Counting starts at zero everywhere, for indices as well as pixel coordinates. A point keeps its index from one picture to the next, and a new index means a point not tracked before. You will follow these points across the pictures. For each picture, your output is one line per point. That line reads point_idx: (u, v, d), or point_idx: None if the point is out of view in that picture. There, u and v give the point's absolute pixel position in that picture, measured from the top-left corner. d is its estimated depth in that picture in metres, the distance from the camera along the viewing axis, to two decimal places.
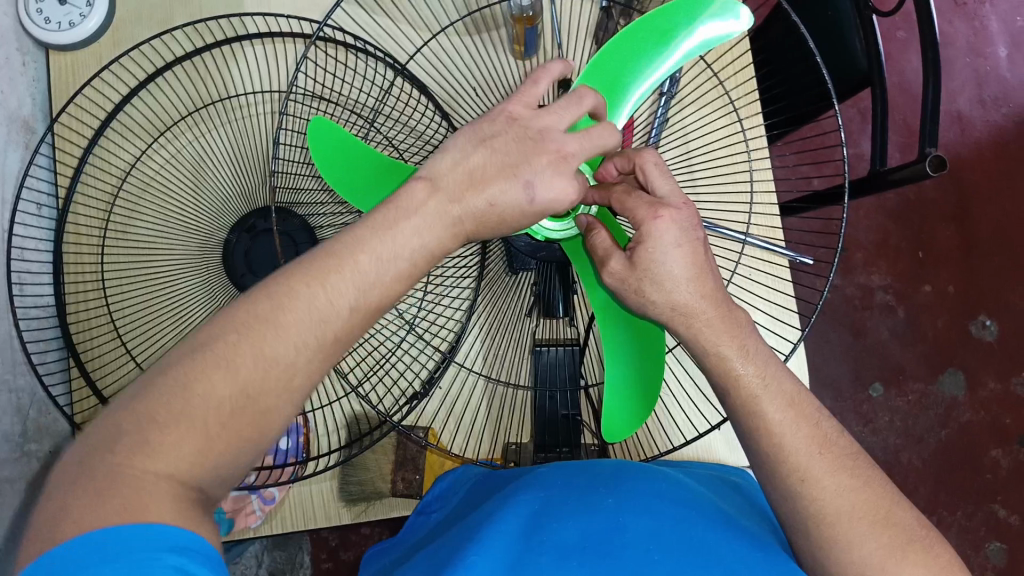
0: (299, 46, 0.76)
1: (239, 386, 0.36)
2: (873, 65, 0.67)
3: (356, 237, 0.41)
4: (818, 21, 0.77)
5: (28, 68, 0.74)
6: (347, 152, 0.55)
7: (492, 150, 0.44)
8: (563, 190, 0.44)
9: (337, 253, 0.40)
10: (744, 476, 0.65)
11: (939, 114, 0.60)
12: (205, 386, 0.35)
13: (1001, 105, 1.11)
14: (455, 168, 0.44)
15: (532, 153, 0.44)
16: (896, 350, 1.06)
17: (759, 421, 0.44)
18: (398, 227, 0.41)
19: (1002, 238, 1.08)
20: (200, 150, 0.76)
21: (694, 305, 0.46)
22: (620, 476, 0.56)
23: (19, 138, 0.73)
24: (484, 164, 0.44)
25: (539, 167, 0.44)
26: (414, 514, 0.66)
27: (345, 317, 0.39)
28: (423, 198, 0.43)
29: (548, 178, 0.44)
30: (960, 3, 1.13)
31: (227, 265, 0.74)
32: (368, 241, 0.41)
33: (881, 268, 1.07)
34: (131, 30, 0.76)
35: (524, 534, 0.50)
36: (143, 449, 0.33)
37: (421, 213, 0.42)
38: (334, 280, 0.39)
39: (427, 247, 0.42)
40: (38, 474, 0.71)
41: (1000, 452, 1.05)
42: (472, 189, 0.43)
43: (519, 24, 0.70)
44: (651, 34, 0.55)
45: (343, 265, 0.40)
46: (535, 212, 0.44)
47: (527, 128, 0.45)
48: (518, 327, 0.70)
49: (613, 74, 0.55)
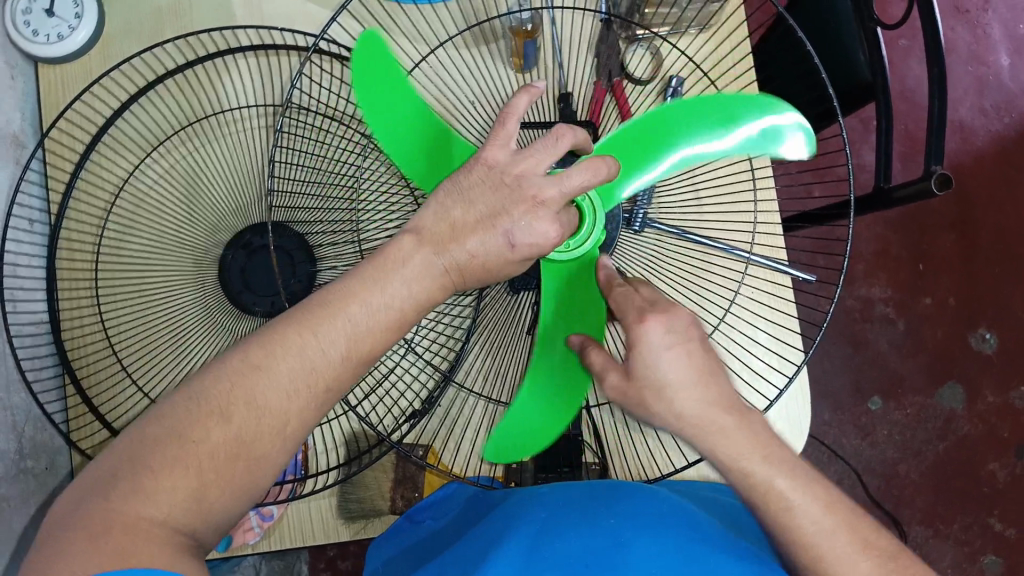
0: (294, 59, 0.74)
1: (235, 432, 0.37)
2: (877, 76, 0.66)
3: (354, 293, 0.41)
4: (821, 33, 0.75)
5: (16, 83, 0.72)
6: (392, 83, 0.54)
7: (472, 196, 0.45)
8: (544, 233, 0.44)
9: (334, 308, 0.40)
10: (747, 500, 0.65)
11: (945, 124, 0.59)
12: (201, 434, 0.37)
13: (1003, 114, 1.10)
14: (440, 220, 0.44)
15: (511, 202, 0.44)
16: (895, 361, 1.06)
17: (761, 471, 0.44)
18: (392, 279, 0.42)
19: (1002, 248, 1.08)
20: (193, 164, 0.75)
21: (704, 416, 0.45)
22: (619, 494, 0.56)
23: (9, 154, 0.71)
24: (466, 216, 0.44)
25: (515, 215, 0.44)
26: (403, 518, 0.68)
27: (337, 365, 0.40)
28: (410, 246, 0.43)
29: (526, 226, 0.44)
30: (963, 11, 1.12)
31: (224, 281, 0.74)
32: (364, 298, 0.41)
33: (881, 280, 1.07)
34: (121, 44, 0.75)
35: (527, 553, 0.49)
36: (138, 493, 0.35)
37: (417, 258, 0.43)
38: (326, 330, 0.40)
39: (421, 297, 0.43)
40: (35, 494, 0.71)
41: (998, 465, 1.05)
42: (456, 239, 0.43)
43: (517, 38, 0.69)
44: (714, 113, 0.54)
45: (339, 322, 0.40)
46: (518, 257, 0.45)
47: (506, 175, 0.45)
48: (519, 345, 0.69)
49: (656, 133, 0.55)
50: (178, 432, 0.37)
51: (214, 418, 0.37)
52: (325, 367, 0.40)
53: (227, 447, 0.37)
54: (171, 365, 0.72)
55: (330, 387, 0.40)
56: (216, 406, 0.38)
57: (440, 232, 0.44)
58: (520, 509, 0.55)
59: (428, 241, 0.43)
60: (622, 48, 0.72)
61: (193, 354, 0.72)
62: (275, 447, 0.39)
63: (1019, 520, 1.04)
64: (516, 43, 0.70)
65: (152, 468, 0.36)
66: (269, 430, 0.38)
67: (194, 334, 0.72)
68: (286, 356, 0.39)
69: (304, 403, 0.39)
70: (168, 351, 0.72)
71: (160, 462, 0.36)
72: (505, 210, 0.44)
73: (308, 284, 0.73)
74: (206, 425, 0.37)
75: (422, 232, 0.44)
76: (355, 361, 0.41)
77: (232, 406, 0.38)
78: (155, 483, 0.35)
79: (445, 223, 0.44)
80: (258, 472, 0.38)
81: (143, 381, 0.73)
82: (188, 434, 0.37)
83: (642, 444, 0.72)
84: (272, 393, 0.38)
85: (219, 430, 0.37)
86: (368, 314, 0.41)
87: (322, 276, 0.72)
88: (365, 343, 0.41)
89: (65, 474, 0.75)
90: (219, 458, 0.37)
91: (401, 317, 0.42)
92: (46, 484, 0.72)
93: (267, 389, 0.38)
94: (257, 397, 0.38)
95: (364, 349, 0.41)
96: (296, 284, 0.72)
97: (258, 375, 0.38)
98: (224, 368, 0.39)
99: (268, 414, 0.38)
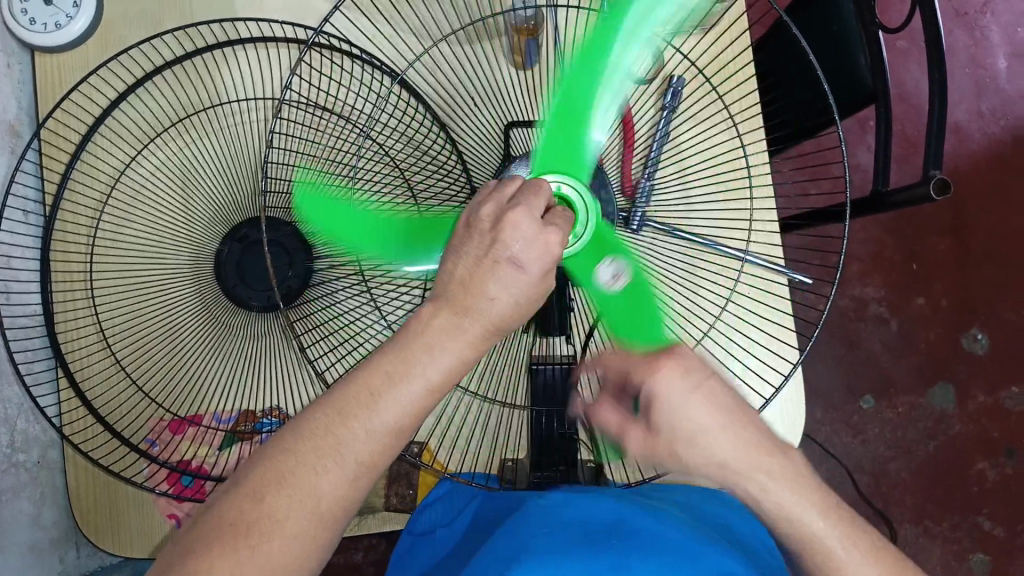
0: (294, 51, 0.74)
1: (265, 510, 0.42)
2: (877, 80, 0.66)
3: (402, 370, 0.44)
4: (819, 34, 0.76)
5: (13, 71, 0.72)
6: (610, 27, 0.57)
7: (471, 253, 0.46)
8: (547, 248, 0.45)
9: (372, 393, 0.43)
10: (736, 506, 0.67)
11: (944, 130, 0.59)
12: (236, 514, 0.41)
13: (999, 118, 1.11)
14: (447, 284, 0.46)
15: (501, 229, 0.45)
16: (887, 361, 1.06)
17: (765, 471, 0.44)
18: (413, 346, 0.44)
19: (997, 250, 1.09)
20: (190, 157, 0.74)
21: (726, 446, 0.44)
22: (620, 508, 0.56)
23: (5, 143, 0.71)
24: (470, 269, 0.45)
25: (512, 243, 0.45)
26: (406, 534, 0.69)
27: (359, 441, 0.43)
28: (432, 311, 0.45)
29: (527, 246, 0.45)
30: (962, 14, 1.12)
31: (218, 274, 0.72)
32: (390, 371, 0.44)
33: (876, 281, 1.07)
34: (119, 33, 0.74)
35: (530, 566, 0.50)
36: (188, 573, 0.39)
37: (434, 324, 0.45)
38: (351, 412, 0.43)
39: (448, 363, 0.44)
40: (26, 487, 0.70)
41: (987, 465, 1.06)
42: (472, 293, 0.45)
43: (520, 34, 0.71)
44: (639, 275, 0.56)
45: (365, 395, 0.43)
46: (537, 278, 0.46)
47: (483, 227, 0.46)
48: (513, 348, 0.69)
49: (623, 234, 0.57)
50: (227, 515, 0.42)
51: (251, 497, 0.42)
52: (354, 451, 0.43)
53: (261, 523, 0.41)
54: (166, 360, 0.72)
55: (358, 462, 0.43)
56: (252, 491, 0.42)
57: (457, 289, 0.45)
58: (521, 521, 0.55)
59: (453, 305, 0.45)
60: (623, 46, 0.71)
61: (190, 351, 0.72)
62: (311, 521, 0.42)
63: (1008, 519, 1.05)
64: (518, 40, 0.72)
65: (197, 552, 0.40)
66: (300, 492, 0.42)
67: (188, 328, 0.72)
68: (312, 438, 0.43)
69: (340, 489, 0.43)
70: (163, 346, 0.72)
71: (204, 540, 0.41)
72: (509, 221, 0.45)
73: (303, 278, 0.72)
74: (240, 505, 0.42)
75: (445, 298, 0.46)
76: (384, 430, 0.43)
77: (264, 489, 0.42)
78: (197, 562, 0.40)
79: (455, 281, 0.46)
80: (291, 540, 0.42)
81: (138, 375, 0.73)
82: (232, 518, 0.41)
83: None
84: (304, 473, 0.42)
85: (252, 509, 0.42)
86: (394, 384, 0.43)
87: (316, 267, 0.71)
88: (392, 418, 0.43)
89: (56, 468, 0.74)
90: (251, 536, 0.41)
91: (433, 390, 0.44)
92: (38, 477, 0.72)
93: (299, 470, 0.42)
94: (287, 476, 0.42)
95: (395, 424, 0.43)
96: (295, 279, 0.72)
97: (291, 466, 0.42)
98: (267, 464, 0.43)
99: (300, 496, 0.42)
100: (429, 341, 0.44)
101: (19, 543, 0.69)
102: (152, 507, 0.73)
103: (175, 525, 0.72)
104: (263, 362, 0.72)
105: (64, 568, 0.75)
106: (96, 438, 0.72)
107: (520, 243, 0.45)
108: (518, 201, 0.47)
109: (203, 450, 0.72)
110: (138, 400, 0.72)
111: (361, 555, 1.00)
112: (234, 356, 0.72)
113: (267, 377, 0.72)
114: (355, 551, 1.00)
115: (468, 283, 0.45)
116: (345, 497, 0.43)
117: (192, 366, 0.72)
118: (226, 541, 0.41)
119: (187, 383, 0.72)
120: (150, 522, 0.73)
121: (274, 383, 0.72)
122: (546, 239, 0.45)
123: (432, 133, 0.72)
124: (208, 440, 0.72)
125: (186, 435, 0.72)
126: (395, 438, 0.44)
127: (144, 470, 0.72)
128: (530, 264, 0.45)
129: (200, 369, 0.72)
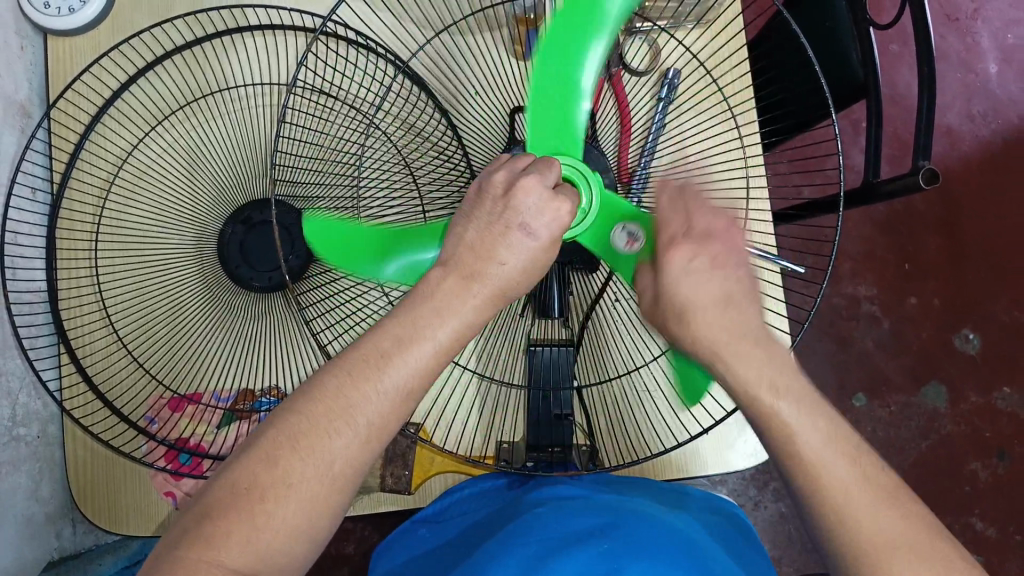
0: (301, 38, 0.76)
1: (279, 472, 0.41)
2: (869, 74, 0.68)
3: (410, 334, 0.45)
4: (816, 31, 0.78)
5: (25, 52, 0.74)
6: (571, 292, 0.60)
7: (480, 222, 0.50)
8: (556, 211, 0.50)
9: (384, 356, 0.44)
10: (728, 509, 0.68)
11: (933, 123, 0.61)
12: (249, 480, 0.41)
13: (990, 121, 1.13)
14: (458, 247, 0.49)
15: (512, 198, 0.49)
16: (880, 360, 1.07)
17: (779, 397, 0.45)
18: (422, 306, 0.46)
19: (987, 251, 1.10)
20: (196, 140, 0.76)
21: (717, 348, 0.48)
22: (622, 515, 0.56)
23: (15, 121, 0.73)
24: (480, 234, 0.49)
25: (524, 209, 0.49)
26: (409, 522, 0.71)
27: (369, 406, 0.43)
28: (442, 275, 0.48)
29: (537, 212, 0.49)
30: (953, 19, 1.15)
31: (222, 254, 0.74)
32: (399, 335, 0.45)
33: (869, 280, 1.09)
34: (128, 18, 0.76)
35: (524, 560, 0.51)
36: (201, 542, 0.39)
37: (443, 289, 0.47)
38: (361, 373, 0.44)
39: (457, 327, 0.47)
40: (25, 460, 0.71)
41: (979, 465, 1.06)
42: (488, 256, 0.49)
43: (522, 25, 0.72)
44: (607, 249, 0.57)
45: (376, 357, 0.44)
46: (545, 243, 0.50)
47: (496, 193, 0.50)
48: (513, 327, 0.70)
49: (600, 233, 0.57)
50: (242, 470, 0.41)
51: (264, 461, 0.42)
52: (367, 415, 0.43)
53: (276, 487, 0.41)
54: (167, 337, 0.73)
55: (369, 424, 0.43)
56: (266, 453, 0.42)
57: (467, 251, 0.49)
58: (521, 526, 0.56)
59: (461, 270, 0.48)
60: (621, 40, 0.75)
61: (191, 328, 0.73)
62: (324, 485, 0.42)
63: (1000, 519, 1.06)
64: (520, 31, 0.74)
65: (212, 518, 0.40)
66: (312, 458, 0.42)
67: (191, 306, 0.73)
68: (322, 400, 0.43)
69: (353, 451, 0.43)
70: (164, 323, 0.74)
71: (216, 508, 0.40)
72: (522, 187, 0.50)
73: (305, 261, 0.74)
74: (255, 470, 0.41)
75: (454, 262, 0.49)
76: (394, 392, 0.44)
77: (278, 451, 0.42)
78: (213, 527, 0.39)
79: (466, 245, 0.49)
80: (297, 505, 0.41)
81: (138, 351, 0.73)
82: (247, 484, 0.41)
83: (632, 428, 0.73)
84: (316, 436, 0.42)
85: (265, 472, 0.41)
86: (403, 347, 0.45)
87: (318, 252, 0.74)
88: (404, 379, 0.44)
89: (55, 442, 0.75)
90: (267, 500, 0.41)
91: (442, 352, 0.46)
92: (37, 452, 0.72)
93: (311, 433, 0.42)
94: (295, 443, 0.42)
95: (399, 386, 0.44)
96: (295, 260, 0.74)
97: (298, 435, 0.42)
98: (278, 429, 0.43)
99: (314, 458, 0.42)
100: (434, 306, 0.47)
101: (14, 517, 0.69)
102: (151, 486, 0.73)
103: (172, 503, 0.73)
104: (264, 342, 0.73)
105: (60, 543, 0.76)
106: (95, 413, 0.73)
107: (531, 209, 0.49)
108: (529, 170, 0.51)
109: (201, 428, 0.73)
110: (139, 377, 0.73)
111: (354, 545, 1.00)
112: (235, 335, 0.73)
113: (269, 357, 0.73)
114: (346, 542, 1.00)
115: (479, 247, 0.49)
116: (354, 464, 0.43)
117: (193, 344, 0.73)
118: (243, 504, 0.40)
119: (188, 361, 0.73)
120: (145, 498, 0.73)
121: (275, 363, 0.73)
122: (557, 206, 0.50)
123: (434, 119, 0.74)
124: (207, 418, 0.73)
125: (185, 413, 0.73)
126: (405, 407, 0.45)
127: (143, 446, 0.73)
128: (540, 231, 0.49)
129: (202, 348, 0.73)
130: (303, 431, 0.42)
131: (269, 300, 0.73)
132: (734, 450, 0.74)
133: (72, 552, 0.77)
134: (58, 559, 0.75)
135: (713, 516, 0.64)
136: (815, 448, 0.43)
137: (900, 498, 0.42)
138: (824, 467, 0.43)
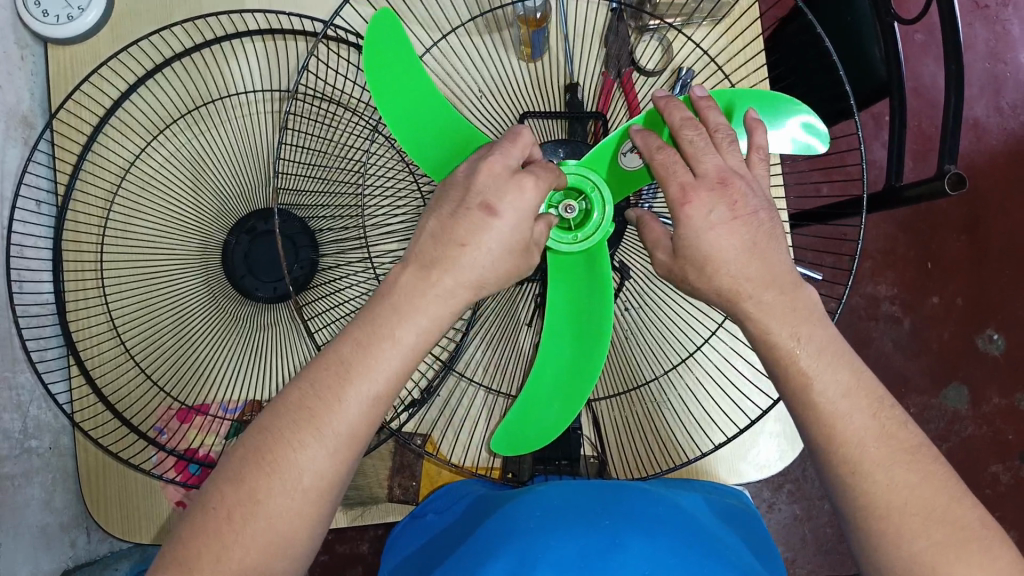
0: (302, 44, 0.75)
1: (248, 489, 0.39)
2: (891, 73, 0.64)
3: (370, 337, 0.43)
4: (836, 25, 0.75)
5: (26, 62, 0.74)
6: (563, 374, 0.54)
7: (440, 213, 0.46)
8: (527, 212, 0.45)
9: (344, 364, 0.42)
10: (741, 500, 0.67)
11: (962, 126, 0.57)
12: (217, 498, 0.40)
13: (1020, 113, 1.09)
14: (431, 248, 0.45)
15: (476, 174, 0.45)
16: (900, 361, 1.05)
17: (801, 344, 0.44)
18: (381, 309, 0.44)
19: (1014, 249, 1.07)
20: (199, 148, 0.75)
21: (739, 287, 0.46)
22: (619, 491, 0.59)
23: (18, 133, 0.72)
24: (438, 225, 0.45)
25: (486, 185, 0.45)
26: (410, 520, 0.69)
27: (348, 420, 0.41)
28: (399, 273, 0.45)
29: (502, 192, 0.45)
30: (982, 7, 1.11)
31: (226, 267, 0.74)
32: (364, 345, 0.43)
33: (889, 279, 1.06)
34: (130, 25, 0.75)
35: (529, 546, 0.52)
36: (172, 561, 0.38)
37: (403, 289, 0.44)
38: (330, 390, 0.41)
39: (426, 333, 0.44)
40: (38, 471, 0.71)
41: (1001, 468, 1.05)
42: (455, 262, 0.44)
43: (527, 26, 0.68)
44: (578, 355, 0.54)
45: (336, 366, 0.42)
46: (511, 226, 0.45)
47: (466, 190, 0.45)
48: (516, 339, 0.68)
49: (572, 306, 0.55)
50: (219, 480, 0.40)
51: (233, 479, 0.40)
52: (349, 423, 0.41)
53: (246, 505, 0.39)
54: (174, 348, 0.73)
55: (338, 435, 0.41)
56: (232, 472, 0.40)
57: (428, 242, 0.45)
58: (523, 501, 0.58)
59: (419, 261, 0.45)
60: (632, 38, 0.72)
61: (197, 340, 0.73)
62: (298, 501, 0.40)
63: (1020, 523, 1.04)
64: (524, 31, 0.69)
65: (184, 540, 0.39)
66: (281, 469, 0.40)
67: (198, 317, 0.73)
68: (289, 414, 0.41)
69: (323, 466, 0.41)
70: (171, 334, 0.73)
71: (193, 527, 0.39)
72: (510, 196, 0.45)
73: (309, 271, 0.72)
74: (223, 491, 0.40)
75: (412, 253, 0.45)
76: (366, 400, 0.42)
77: (246, 468, 0.40)
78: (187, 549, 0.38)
79: (424, 237, 0.45)
80: (275, 518, 0.40)
81: (145, 362, 0.73)
82: (216, 504, 0.39)
83: (642, 441, 0.71)
84: (284, 450, 0.40)
85: (232, 492, 0.40)
86: (363, 354, 0.42)
87: (323, 263, 0.72)
88: (372, 397, 0.42)
89: (68, 453, 0.76)
90: (235, 521, 0.39)
91: (409, 358, 0.44)
92: (50, 463, 0.73)
93: (277, 447, 0.40)
94: (267, 454, 0.40)
95: (380, 391, 0.42)
96: (299, 270, 0.73)
97: (272, 441, 0.40)
98: (246, 449, 0.41)
99: (283, 476, 0.40)
100: (395, 304, 0.44)
101: (28, 526, 0.70)
102: (161, 499, 0.74)
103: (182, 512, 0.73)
104: (270, 351, 0.72)
105: (75, 551, 0.76)
106: (105, 424, 0.73)
107: (495, 192, 0.45)
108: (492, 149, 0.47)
109: (210, 438, 0.73)
110: (146, 388, 0.73)
111: (367, 550, 1.01)
112: (241, 345, 0.73)
113: (271, 368, 0.72)
114: (360, 542, 1.01)
115: (438, 233, 0.45)
116: (329, 479, 0.41)
117: (199, 356, 0.73)
118: (212, 525, 0.39)
119: (195, 373, 0.73)
120: (156, 508, 0.74)
121: (281, 374, 0.72)
122: (520, 198, 0.45)
123: None
124: (215, 429, 0.72)
125: (194, 423, 0.73)
126: (376, 418, 0.43)
127: (152, 456, 0.73)
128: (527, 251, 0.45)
129: (209, 359, 0.73)
130: (268, 444, 0.40)
131: (275, 309, 0.73)
132: (747, 461, 0.72)
133: (87, 560, 0.78)
134: (73, 567, 0.75)
135: (729, 495, 0.67)
136: (836, 435, 0.42)
137: (919, 457, 0.42)
138: (846, 454, 0.42)
